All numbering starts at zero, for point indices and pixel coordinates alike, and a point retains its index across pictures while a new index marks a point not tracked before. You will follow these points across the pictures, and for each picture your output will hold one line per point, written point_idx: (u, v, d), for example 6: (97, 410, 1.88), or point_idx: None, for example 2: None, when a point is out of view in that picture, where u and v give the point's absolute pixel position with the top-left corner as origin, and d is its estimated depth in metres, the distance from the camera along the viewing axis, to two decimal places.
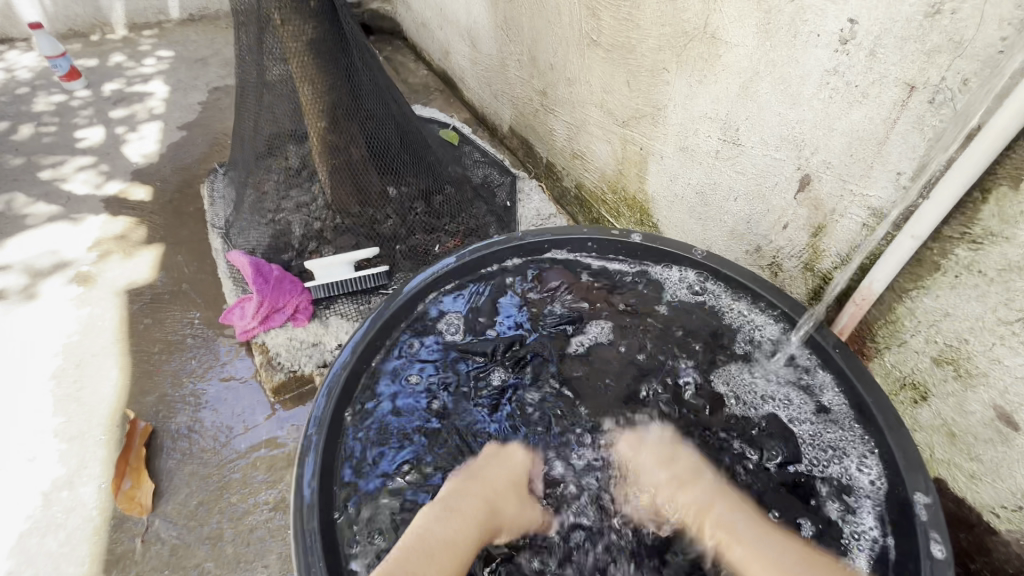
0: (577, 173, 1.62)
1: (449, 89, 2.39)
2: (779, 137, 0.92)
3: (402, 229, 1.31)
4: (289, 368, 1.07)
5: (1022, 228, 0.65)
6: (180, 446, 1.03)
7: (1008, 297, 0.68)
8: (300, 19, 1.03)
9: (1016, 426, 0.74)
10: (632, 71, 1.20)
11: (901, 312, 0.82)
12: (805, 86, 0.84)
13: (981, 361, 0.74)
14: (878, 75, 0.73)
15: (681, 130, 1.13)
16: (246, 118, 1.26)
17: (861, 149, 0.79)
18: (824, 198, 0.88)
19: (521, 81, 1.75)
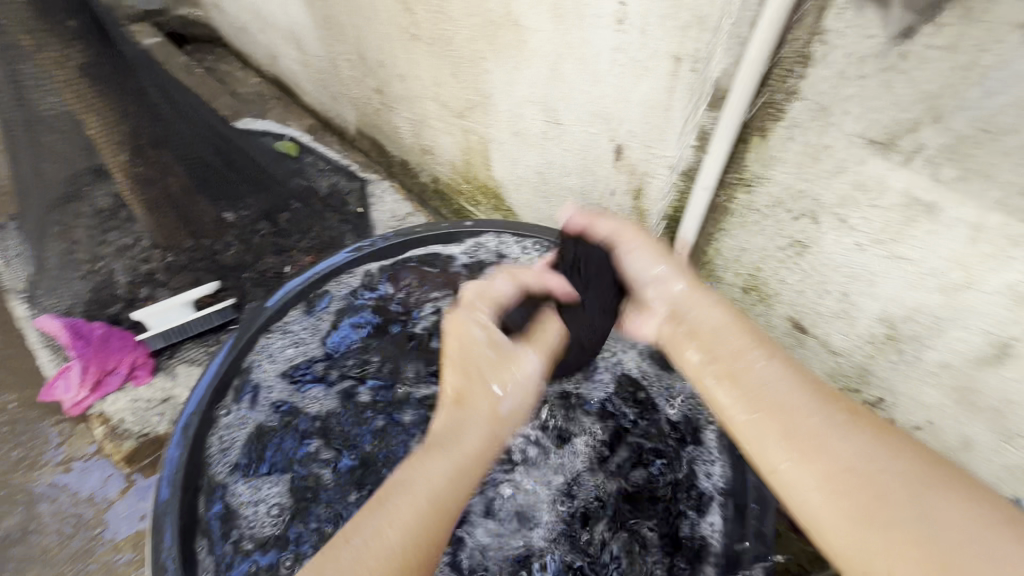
0: (431, 168, 1.62)
1: (287, 94, 2.24)
2: (589, 114, 0.99)
3: (249, 256, 1.23)
4: (139, 432, 0.96)
5: (776, 169, 0.77)
6: (17, 552, 0.89)
7: (779, 228, 0.82)
8: (61, 42, 0.89)
9: (806, 330, 0.89)
10: (455, 62, 1.22)
11: (711, 254, 0.95)
12: (599, 64, 0.91)
13: (773, 283, 0.88)
14: (652, 50, 0.82)
15: (510, 115, 1.18)
16: (23, 162, 1.08)
17: (653, 117, 0.89)
18: (636, 163, 0.97)
19: (355, 81, 1.69)
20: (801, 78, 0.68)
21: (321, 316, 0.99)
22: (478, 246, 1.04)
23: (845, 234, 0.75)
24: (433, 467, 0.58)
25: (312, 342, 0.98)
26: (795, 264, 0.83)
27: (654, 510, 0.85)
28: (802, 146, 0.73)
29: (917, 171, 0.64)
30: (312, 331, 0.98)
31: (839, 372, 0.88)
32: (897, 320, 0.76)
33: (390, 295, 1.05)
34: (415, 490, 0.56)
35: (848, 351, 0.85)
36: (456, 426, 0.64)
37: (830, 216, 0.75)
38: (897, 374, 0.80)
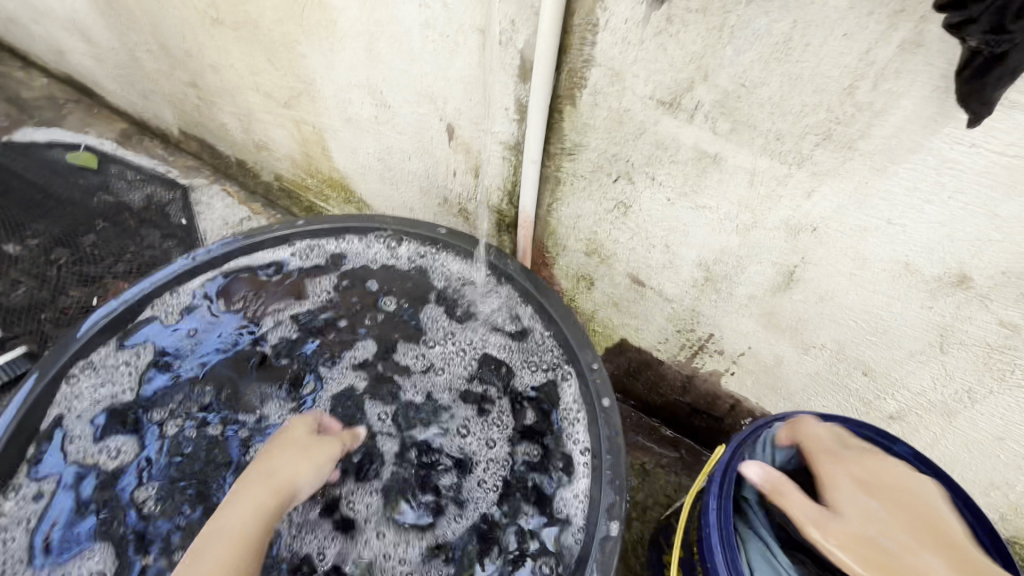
0: (270, 165, 1.48)
1: (86, 96, 1.91)
2: (415, 94, 0.96)
3: (44, 292, 1.04)
4: None
5: (590, 135, 0.80)
6: None
7: (604, 191, 0.86)
8: None
9: (644, 283, 0.95)
10: (267, 47, 1.11)
11: (553, 223, 0.98)
12: (413, 42, 0.88)
13: (609, 244, 0.93)
14: (458, 24, 0.80)
15: (338, 101, 1.10)
16: None
17: (474, 93, 0.88)
18: (469, 141, 0.96)
19: (164, 75, 1.48)
20: (594, 46, 0.71)
21: (129, 353, 0.86)
22: (311, 244, 0.94)
23: (657, 191, 0.80)
24: (234, 514, 0.63)
25: (123, 382, 0.86)
26: (623, 223, 0.88)
27: (512, 499, 0.80)
28: (607, 112, 0.76)
29: (700, 127, 0.70)
30: (119, 371, 0.85)
31: (676, 316, 0.96)
32: (710, 263, 0.84)
33: (218, 312, 0.94)
34: (223, 528, 0.61)
35: (680, 297, 0.93)
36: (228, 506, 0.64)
37: (642, 176, 0.80)
38: (720, 310, 0.90)
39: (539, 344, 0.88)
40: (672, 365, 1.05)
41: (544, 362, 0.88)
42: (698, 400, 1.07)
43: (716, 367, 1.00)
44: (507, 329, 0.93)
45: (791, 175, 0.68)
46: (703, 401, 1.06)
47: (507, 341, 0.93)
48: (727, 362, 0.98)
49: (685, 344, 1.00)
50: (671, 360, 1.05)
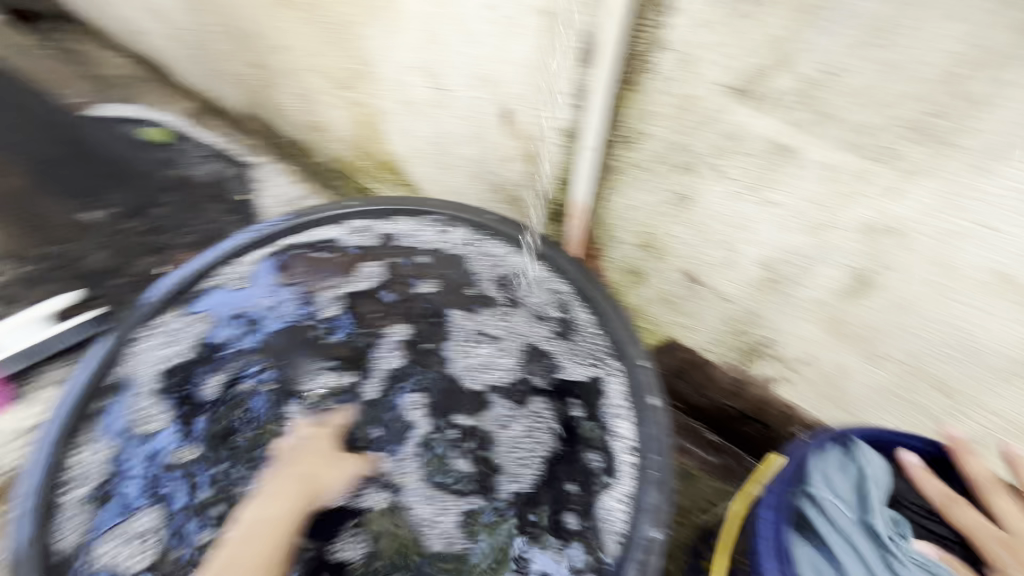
0: (325, 147, 1.51)
1: (157, 74, 2.00)
2: (473, 77, 0.95)
3: (118, 260, 1.10)
4: (8, 467, 0.89)
5: (653, 123, 0.77)
6: None
7: (663, 182, 0.82)
8: None
9: (699, 280, 0.91)
10: (329, 27, 1.12)
11: (606, 215, 0.94)
12: (474, 23, 0.86)
13: (664, 238, 0.90)
14: (522, 5, 0.78)
15: (395, 84, 1.11)
16: None
17: (534, 77, 0.86)
18: (525, 126, 0.94)
19: (230, 55, 1.53)
20: (664, 29, 0.67)
21: (181, 318, 0.88)
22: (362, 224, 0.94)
23: (721, 183, 0.76)
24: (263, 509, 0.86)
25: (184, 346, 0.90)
26: (682, 216, 0.84)
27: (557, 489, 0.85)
28: (674, 99, 0.73)
29: (777, 118, 0.66)
30: (170, 338, 0.88)
31: (731, 318, 0.92)
32: (774, 263, 0.80)
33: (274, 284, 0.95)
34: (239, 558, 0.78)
35: (737, 297, 0.88)
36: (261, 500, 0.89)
37: (706, 167, 0.76)
38: (780, 313, 0.85)
39: (584, 337, 0.85)
40: (722, 367, 1.01)
41: (588, 352, 0.85)
42: (748, 406, 1.03)
43: (771, 372, 0.95)
44: (550, 318, 0.91)
45: (875, 172, 0.63)
46: (753, 406, 1.02)
47: (549, 330, 0.92)
48: (782, 369, 0.93)
49: (738, 347, 0.96)
50: (721, 362, 1.01)
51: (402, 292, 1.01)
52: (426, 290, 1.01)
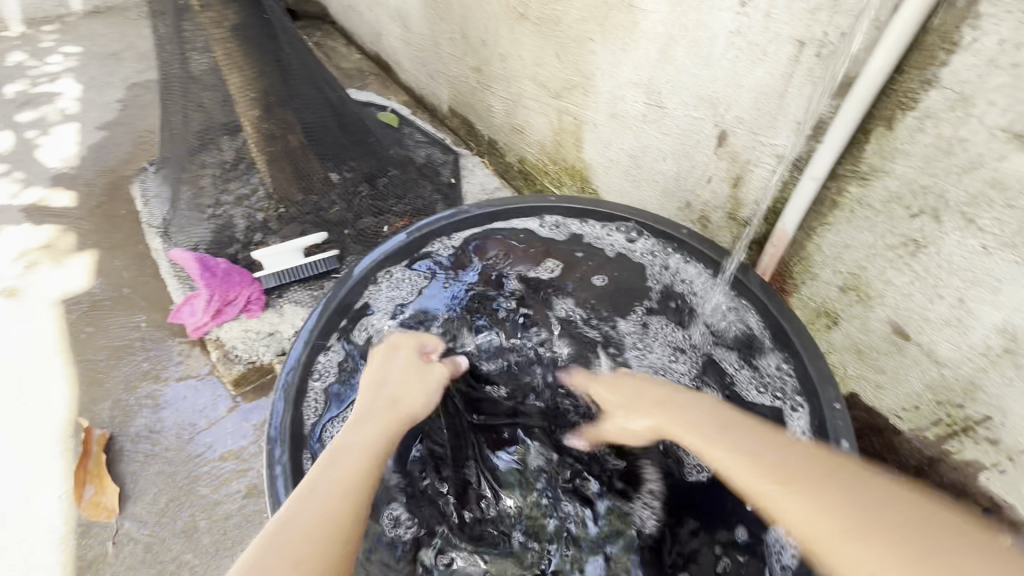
0: (518, 148, 1.66)
1: (384, 71, 2.35)
2: (696, 98, 0.99)
3: (349, 214, 1.32)
4: (247, 359, 1.08)
5: (898, 162, 0.74)
6: (142, 449, 1.02)
7: (893, 225, 0.79)
8: (219, 4, 1.00)
9: (909, 336, 0.85)
10: (560, 41, 1.24)
11: (810, 249, 0.92)
12: (714, 48, 0.91)
13: (877, 284, 0.85)
14: (775, 33, 0.80)
15: (610, 97, 1.19)
16: (171, 111, 1.23)
17: (766, 103, 0.87)
18: (740, 151, 0.96)
19: (455, 59, 1.76)
20: (943, 67, 0.65)
21: (409, 267, 1.03)
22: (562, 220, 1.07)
23: (970, 236, 0.71)
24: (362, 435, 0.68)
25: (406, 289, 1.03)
26: (907, 264, 0.79)
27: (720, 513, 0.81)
28: (933, 139, 0.69)
29: None
30: (393, 284, 1.02)
31: (941, 384, 0.84)
32: (1019, 331, 0.72)
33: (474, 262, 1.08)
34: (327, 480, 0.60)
35: (956, 363, 0.80)
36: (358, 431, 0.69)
37: (955, 216, 0.71)
38: (1010, 391, 0.76)
39: (775, 372, 0.86)
40: (911, 439, 0.92)
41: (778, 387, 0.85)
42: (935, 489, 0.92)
43: (978, 457, 0.84)
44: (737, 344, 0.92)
45: None
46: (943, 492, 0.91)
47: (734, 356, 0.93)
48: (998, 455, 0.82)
49: (940, 419, 0.87)
50: (912, 432, 0.92)
51: (587, 278, 1.05)
52: (607, 282, 1.04)
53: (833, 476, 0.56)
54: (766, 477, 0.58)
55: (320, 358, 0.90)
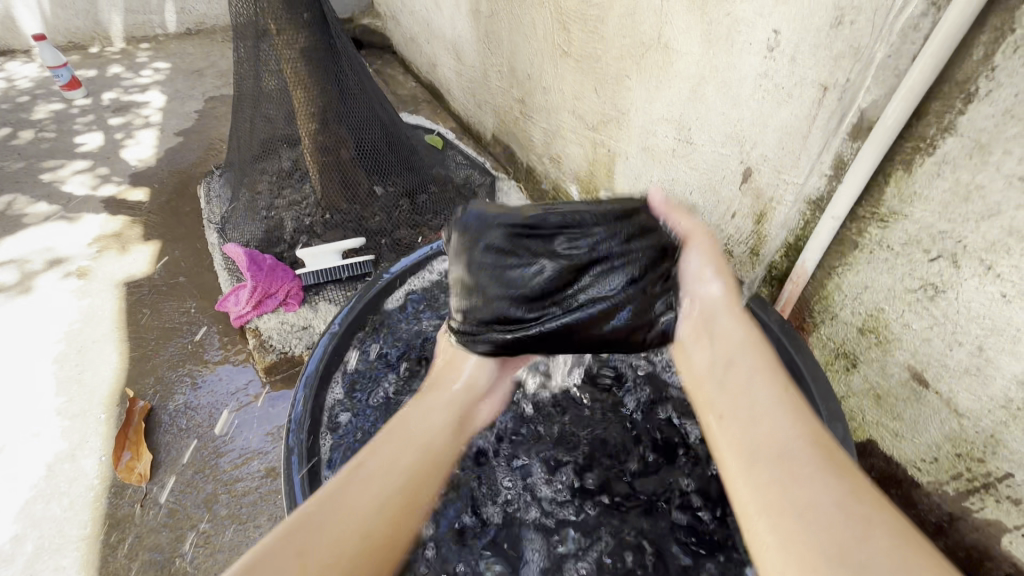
0: (554, 176, 1.72)
1: (436, 99, 2.50)
2: (724, 135, 1.02)
3: (389, 225, 1.40)
4: (280, 349, 1.16)
5: (917, 206, 0.75)
6: (177, 423, 1.10)
7: (912, 268, 0.79)
8: (294, 29, 1.13)
9: (927, 384, 0.83)
10: (598, 78, 1.32)
11: (831, 287, 0.92)
12: (742, 89, 0.95)
13: (895, 327, 0.84)
14: (799, 77, 0.84)
15: (643, 131, 1.24)
16: (241, 122, 1.36)
17: (789, 143, 0.90)
18: (763, 188, 0.98)
19: (502, 90, 1.86)
20: (960, 114, 0.67)
21: (440, 266, 1.11)
22: None
23: (989, 282, 0.70)
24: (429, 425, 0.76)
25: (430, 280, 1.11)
26: (925, 309, 0.79)
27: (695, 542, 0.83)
28: (951, 185, 0.70)
29: None
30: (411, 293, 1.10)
31: (961, 436, 0.81)
32: None
33: None
34: (315, 545, 0.59)
35: (976, 414, 0.78)
36: (427, 418, 0.76)
37: (973, 262, 0.71)
38: None
39: None
40: (930, 491, 0.89)
41: None
42: (955, 550, 0.88)
43: (1000, 517, 0.81)
44: None
45: None
46: (963, 553, 0.87)
47: None
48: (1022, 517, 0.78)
49: (961, 473, 0.84)
50: (931, 484, 0.88)
51: None
52: None
53: (819, 490, 0.52)
54: (759, 446, 0.58)
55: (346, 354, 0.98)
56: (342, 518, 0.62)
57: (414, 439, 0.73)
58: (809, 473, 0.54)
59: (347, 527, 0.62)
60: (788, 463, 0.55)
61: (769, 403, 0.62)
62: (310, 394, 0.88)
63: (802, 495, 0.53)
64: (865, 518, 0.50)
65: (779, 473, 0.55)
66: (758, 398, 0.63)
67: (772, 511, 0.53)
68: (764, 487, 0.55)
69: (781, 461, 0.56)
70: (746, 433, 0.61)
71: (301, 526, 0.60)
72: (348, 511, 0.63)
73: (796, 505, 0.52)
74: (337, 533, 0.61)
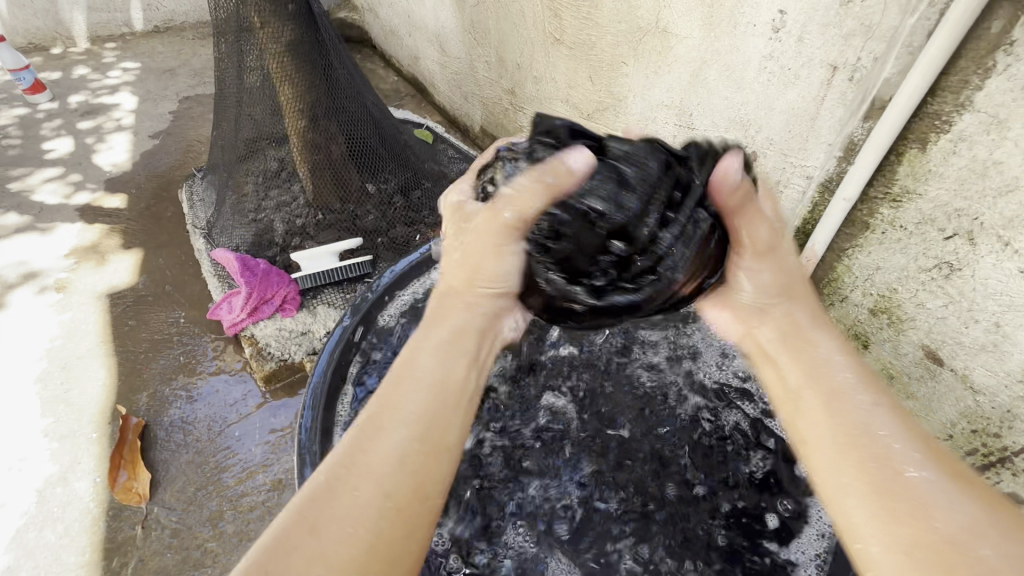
0: None
1: (419, 92, 2.44)
2: (727, 120, 1.01)
3: (383, 223, 1.36)
4: (278, 357, 1.11)
5: (931, 184, 0.75)
6: (174, 439, 1.05)
7: (926, 248, 0.78)
8: (279, 21, 1.08)
9: (942, 362, 0.83)
10: (593, 65, 1.29)
11: (841, 270, 0.92)
12: (746, 72, 0.93)
13: (909, 308, 0.84)
14: (807, 58, 0.82)
15: (641, 118, 1.22)
16: (224, 121, 1.30)
17: (797, 126, 0.89)
18: (769, 172, 0.97)
19: (490, 81, 1.83)
20: (977, 90, 0.66)
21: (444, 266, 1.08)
22: None
23: (1006, 259, 0.70)
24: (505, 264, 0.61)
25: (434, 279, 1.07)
26: (940, 287, 0.79)
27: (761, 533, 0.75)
28: (967, 162, 0.70)
29: None
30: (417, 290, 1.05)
31: (976, 412, 0.82)
32: None
33: None
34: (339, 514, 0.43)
35: (992, 390, 0.79)
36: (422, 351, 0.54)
37: (990, 239, 0.71)
38: None
39: None
40: None
41: None
42: None
43: (1016, 490, 0.82)
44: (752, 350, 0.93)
45: None
46: None
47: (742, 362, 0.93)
48: None
49: (977, 449, 0.84)
50: None
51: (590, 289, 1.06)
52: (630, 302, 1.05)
53: (947, 486, 0.43)
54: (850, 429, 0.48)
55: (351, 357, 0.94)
56: (350, 496, 0.44)
57: (417, 378, 0.51)
58: (913, 459, 0.45)
59: (370, 482, 0.45)
60: (879, 447, 0.46)
61: (873, 406, 0.48)
62: (320, 401, 0.85)
63: (914, 500, 0.42)
64: (996, 545, 0.40)
65: (875, 463, 0.45)
66: (841, 377, 0.51)
67: (870, 495, 0.44)
68: (847, 487, 0.45)
69: (882, 454, 0.45)
70: (830, 412, 0.50)
71: (331, 485, 0.44)
72: (367, 480, 0.45)
73: (867, 453, 0.46)
74: (348, 500, 0.44)
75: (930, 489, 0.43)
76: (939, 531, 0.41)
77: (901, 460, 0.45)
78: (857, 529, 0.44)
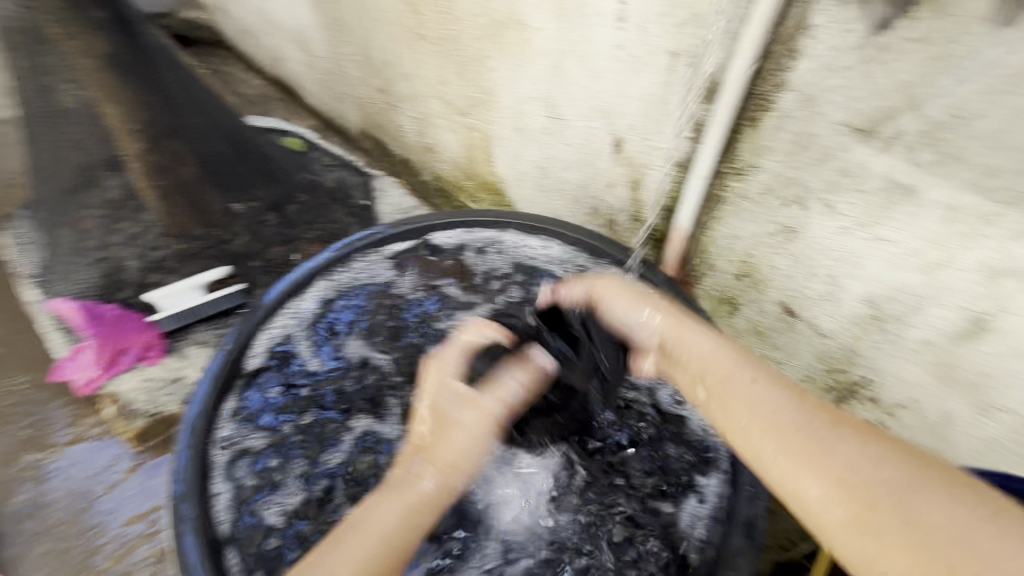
0: (432, 166, 1.66)
1: (289, 95, 2.27)
2: (590, 108, 1.04)
3: (256, 245, 1.26)
4: (149, 412, 0.99)
5: (766, 157, 0.82)
6: (24, 528, 0.90)
7: (770, 215, 0.86)
8: (82, 29, 0.96)
9: (796, 314, 0.93)
10: (459, 61, 1.27)
11: (706, 241, 0.99)
12: (600, 62, 0.96)
13: (764, 269, 0.93)
14: (650, 46, 0.87)
15: (513, 111, 1.22)
16: (39, 150, 1.12)
17: (651, 111, 0.93)
18: (634, 156, 1.02)
19: (360, 81, 1.74)
20: (790, 71, 0.73)
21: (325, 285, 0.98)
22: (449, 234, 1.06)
23: (831, 219, 0.79)
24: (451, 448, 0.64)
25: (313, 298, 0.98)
26: (785, 249, 0.88)
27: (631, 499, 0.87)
28: (791, 136, 0.77)
29: (897, 156, 0.69)
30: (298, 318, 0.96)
31: (826, 354, 0.93)
32: (880, 300, 0.81)
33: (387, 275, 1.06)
34: None
35: (835, 334, 0.89)
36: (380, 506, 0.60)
37: (817, 202, 0.80)
38: (881, 353, 0.85)
39: None
40: None
41: None
42: None
43: (864, 415, 0.94)
44: None
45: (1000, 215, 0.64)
46: None
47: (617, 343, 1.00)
48: (879, 412, 0.92)
49: (831, 386, 0.95)
50: None
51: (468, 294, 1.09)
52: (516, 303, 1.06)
53: (881, 467, 0.47)
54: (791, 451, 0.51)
55: (228, 399, 0.85)
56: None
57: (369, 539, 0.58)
58: (873, 466, 0.47)
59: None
60: (853, 473, 0.47)
61: (825, 435, 0.51)
62: (193, 455, 0.76)
63: (870, 517, 0.45)
64: (999, 536, 0.40)
65: (834, 472, 0.48)
66: (738, 379, 0.60)
67: (844, 520, 0.46)
68: (816, 497, 0.48)
69: (837, 464, 0.48)
70: (796, 433, 0.52)
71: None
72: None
73: (858, 484, 0.46)
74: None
75: (860, 479, 0.47)
76: (896, 537, 0.43)
77: (849, 466, 0.48)
78: (839, 538, 0.46)
